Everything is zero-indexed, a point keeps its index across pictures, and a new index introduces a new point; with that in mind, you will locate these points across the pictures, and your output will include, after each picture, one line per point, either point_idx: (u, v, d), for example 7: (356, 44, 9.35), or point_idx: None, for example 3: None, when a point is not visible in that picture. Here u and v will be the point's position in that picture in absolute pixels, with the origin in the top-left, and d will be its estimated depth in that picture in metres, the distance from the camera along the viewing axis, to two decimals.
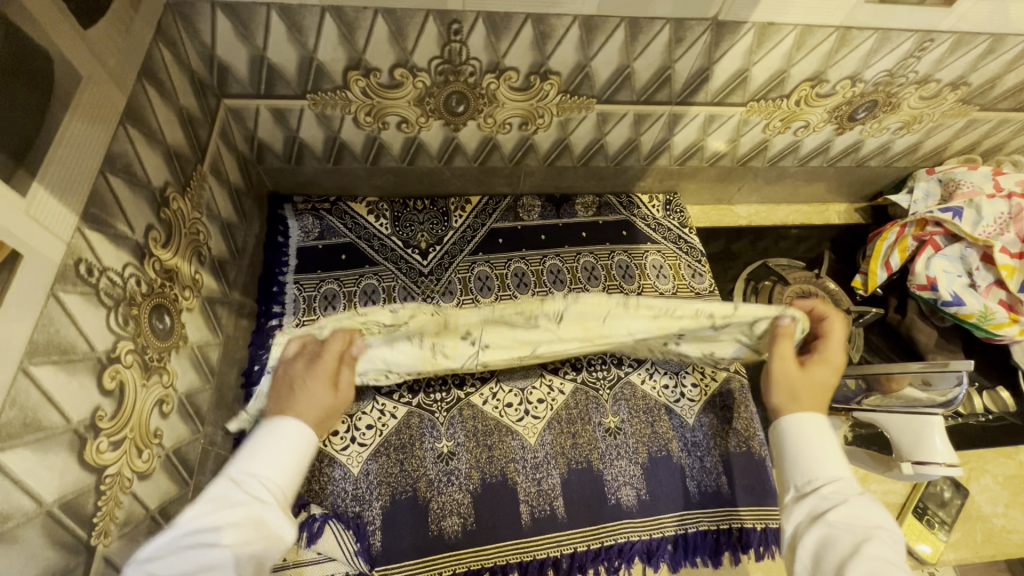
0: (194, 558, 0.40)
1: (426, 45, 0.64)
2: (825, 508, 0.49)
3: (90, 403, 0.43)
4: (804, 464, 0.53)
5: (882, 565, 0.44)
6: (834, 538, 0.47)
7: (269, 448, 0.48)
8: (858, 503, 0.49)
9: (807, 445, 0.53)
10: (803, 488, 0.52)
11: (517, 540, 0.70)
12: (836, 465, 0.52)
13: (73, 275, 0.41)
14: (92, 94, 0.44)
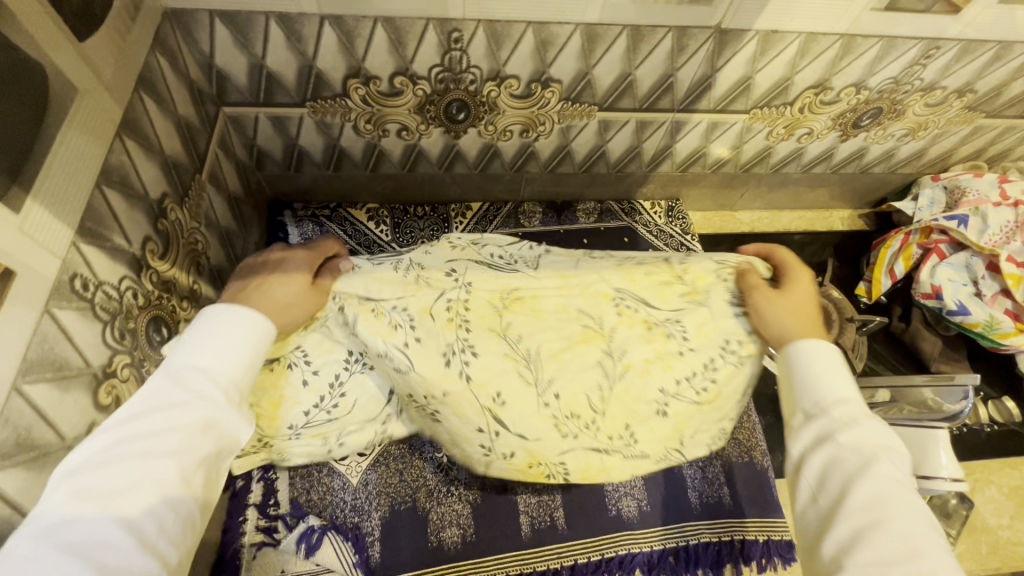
0: (146, 463, 0.37)
1: (426, 53, 0.64)
2: (835, 429, 0.46)
3: (85, 419, 0.42)
4: (810, 385, 0.49)
5: (886, 489, 0.42)
6: (841, 458, 0.44)
7: (214, 344, 0.43)
8: (867, 425, 0.45)
9: (813, 366, 0.49)
10: (811, 410, 0.48)
11: (517, 552, 0.69)
12: (842, 384, 0.48)
13: (69, 290, 0.41)
14: (89, 107, 0.43)
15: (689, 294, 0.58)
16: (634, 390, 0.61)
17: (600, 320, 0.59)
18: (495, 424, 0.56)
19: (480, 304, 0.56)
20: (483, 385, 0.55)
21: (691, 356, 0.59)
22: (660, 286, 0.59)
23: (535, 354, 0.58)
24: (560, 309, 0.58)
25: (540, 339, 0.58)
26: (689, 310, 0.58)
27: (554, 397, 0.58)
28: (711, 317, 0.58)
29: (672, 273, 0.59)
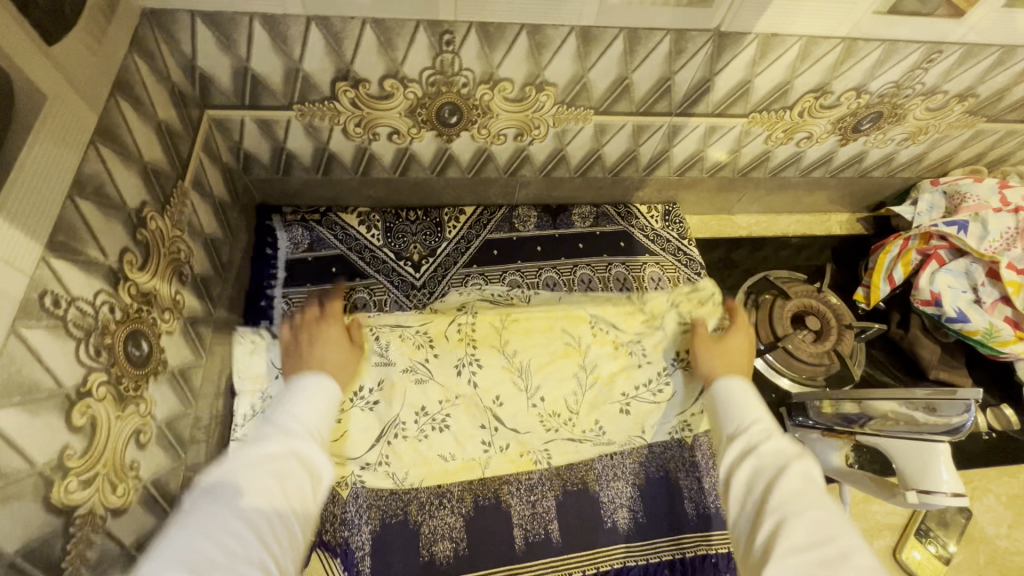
0: (270, 472, 0.45)
1: (417, 55, 0.62)
2: (755, 442, 0.53)
3: (58, 442, 0.41)
4: (731, 415, 0.58)
5: (803, 483, 0.47)
6: (762, 465, 0.51)
7: (308, 400, 0.54)
8: (778, 438, 0.53)
9: (730, 398, 0.60)
10: (734, 433, 0.56)
11: (510, 566, 0.68)
12: (755, 408, 0.57)
13: (38, 309, 0.39)
14: (60, 114, 0.41)
15: (647, 321, 0.77)
16: (603, 391, 0.74)
17: (580, 339, 0.75)
18: (493, 420, 0.72)
19: (482, 329, 0.74)
20: (483, 391, 0.72)
21: (647, 366, 0.75)
22: (625, 313, 0.77)
23: (523, 368, 0.74)
24: (542, 329, 0.75)
25: (529, 356, 0.74)
26: (648, 333, 0.76)
27: (538, 399, 0.73)
28: (662, 337, 0.76)
29: (635, 305, 0.78)
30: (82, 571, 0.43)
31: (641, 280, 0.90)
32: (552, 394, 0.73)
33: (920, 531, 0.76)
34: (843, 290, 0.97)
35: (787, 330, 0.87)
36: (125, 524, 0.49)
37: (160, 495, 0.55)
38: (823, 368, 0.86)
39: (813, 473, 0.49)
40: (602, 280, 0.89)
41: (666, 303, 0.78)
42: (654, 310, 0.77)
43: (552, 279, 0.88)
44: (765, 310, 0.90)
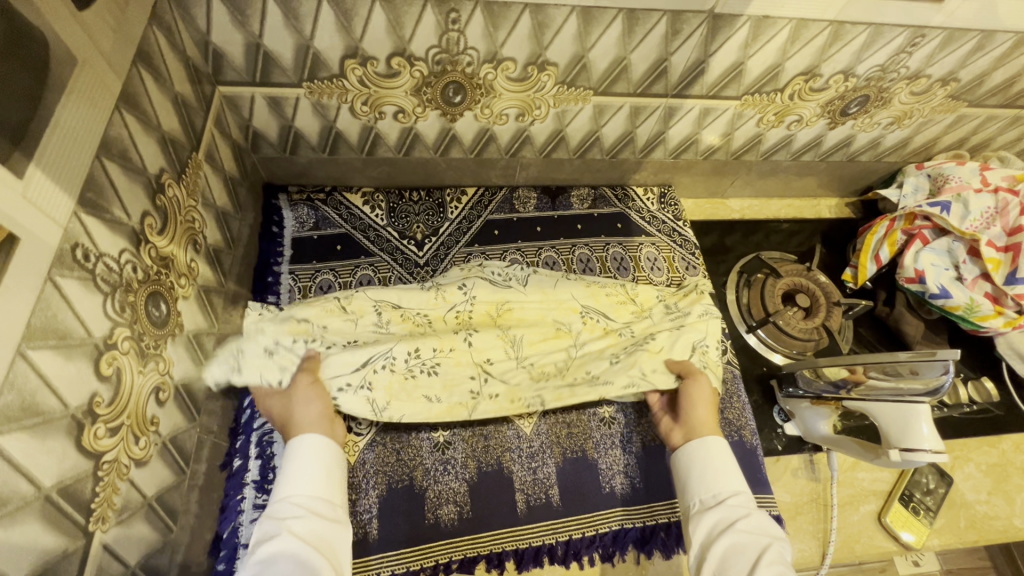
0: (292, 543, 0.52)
1: (424, 34, 0.64)
2: (733, 517, 0.60)
3: (88, 389, 0.43)
4: (710, 483, 0.64)
5: (780, 567, 0.54)
6: (740, 542, 0.57)
7: (301, 473, 0.59)
8: (756, 516, 0.60)
9: (711, 462, 0.66)
10: (709, 501, 0.63)
11: (512, 528, 0.70)
12: (738, 480, 0.64)
13: (70, 259, 0.41)
14: (90, 77, 0.43)
15: (637, 311, 0.82)
16: (589, 352, 0.77)
17: (571, 327, 0.78)
18: (486, 372, 0.73)
19: (483, 309, 0.76)
20: (482, 359, 0.73)
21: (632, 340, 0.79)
22: (614, 303, 0.81)
23: (519, 340, 0.75)
24: (536, 316, 0.78)
25: (527, 330, 0.76)
26: (638, 320, 0.81)
27: (532, 362, 0.75)
28: (651, 322, 0.81)
29: (626, 296, 0.82)
30: (110, 514, 0.46)
31: (638, 259, 0.93)
32: (547, 360, 0.76)
33: (904, 497, 0.79)
34: (831, 270, 1.00)
35: (778, 307, 0.91)
36: (146, 476, 0.52)
37: (178, 453, 0.57)
38: (813, 343, 0.89)
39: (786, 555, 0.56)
40: (599, 259, 0.91)
41: (654, 297, 0.84)
42: (643, 303, 0.83)
43: (550, 258, 0.90)
44: (757, 288, 0.94)
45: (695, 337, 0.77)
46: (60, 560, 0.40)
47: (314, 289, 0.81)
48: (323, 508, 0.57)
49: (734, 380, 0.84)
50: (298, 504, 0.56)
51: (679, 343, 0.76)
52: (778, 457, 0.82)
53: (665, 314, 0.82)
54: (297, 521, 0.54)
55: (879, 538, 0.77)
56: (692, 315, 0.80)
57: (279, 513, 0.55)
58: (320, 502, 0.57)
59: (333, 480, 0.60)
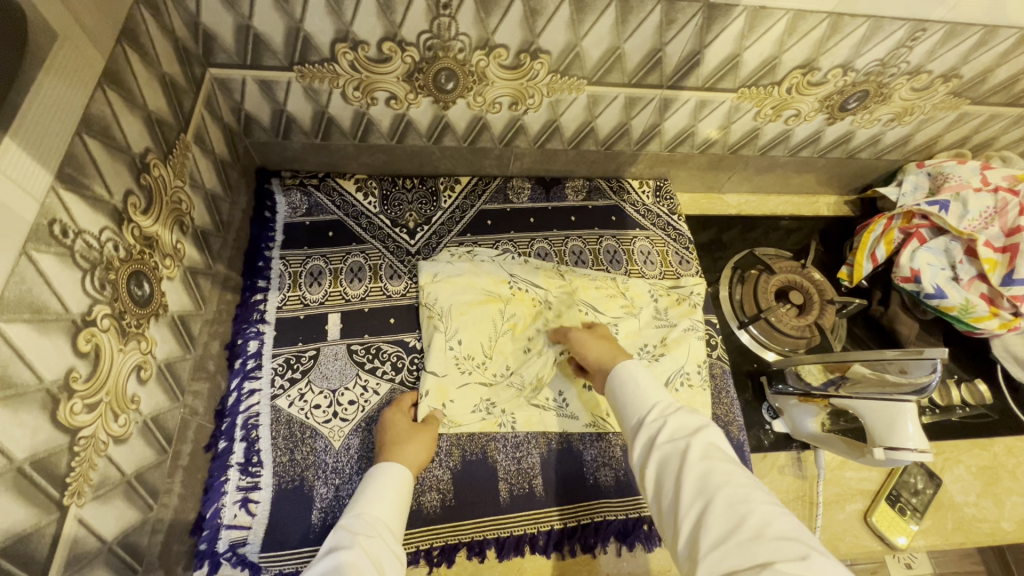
0: (342, 552, 0.52)
1: (414, 19, 0.63)
2: (654, 431, 0.57)
3: (64, 364, 0.43)
4: (632, 405, 0.62)
5: (708, 465, 0.50)
6: (666, 456, 0.54)
7: (376, 496, 0.60)
8: (675, 420, 0.57)
9: (625, 387, 0.64)
10: (636, 423, 0.60)
11: (494, 517, 0.70)
12: (653, 394, 0.61)
13: (47, 235, 0.41)
14: (70, 52, 0.43)
15: (626, 307, 0.83)
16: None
17: (566, 322, 0.80)
18: (471, 368, 0.76)
19: (478, 299, 0.79)
20: (470, 354, 0.77)
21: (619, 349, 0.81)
22: (606, 297, 0.83)
23: (507, 335, 0.79)
24: (533, 311, 0.80)
25: (519, 330, 0.79)
26: (625, 318, 0.82)
27: (513, 365, 0.77)
28: (638, 324, 0.83)
29: (618, 289, 0.84)
30: (86, 489, 0.46)
31: (631, 253, 0.92)
32: (533, 354, 0.78)
33: (891, 496, 0.78)
34: (828, 268, 0.99)
35: (770, 303, 0.90)
36: (125, 453, 0.52)
37: (160, 431, 0.58)
38: (805, 341, 0.88)
39: (716, 444, 0.53)
40: (592, 252, 0.91)
41: (647, 292, 0.85)
42: (634, 297, 0.84)
43: (543, 249, 0.90)
44: (750, 284, 0.93)
45: (672, 370, 0.79)
46: (32, 531, 0.40)
47: (304, 275, 0.80)
48: (389, 535, 0.57)
49: (725, 375, 0.84)
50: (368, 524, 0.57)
51: (652, 376, 0.79)
52: (765, 454, 0.82)
53: (653, 318, 0.83)
54: (366, 538, 0.55)
55: (864, 537, 0.77)
56: (677, 331, 0.82)
57: (353, 527, 0.56)
58: (388, 534, 0.57)
59: (402, 517, 0.61)
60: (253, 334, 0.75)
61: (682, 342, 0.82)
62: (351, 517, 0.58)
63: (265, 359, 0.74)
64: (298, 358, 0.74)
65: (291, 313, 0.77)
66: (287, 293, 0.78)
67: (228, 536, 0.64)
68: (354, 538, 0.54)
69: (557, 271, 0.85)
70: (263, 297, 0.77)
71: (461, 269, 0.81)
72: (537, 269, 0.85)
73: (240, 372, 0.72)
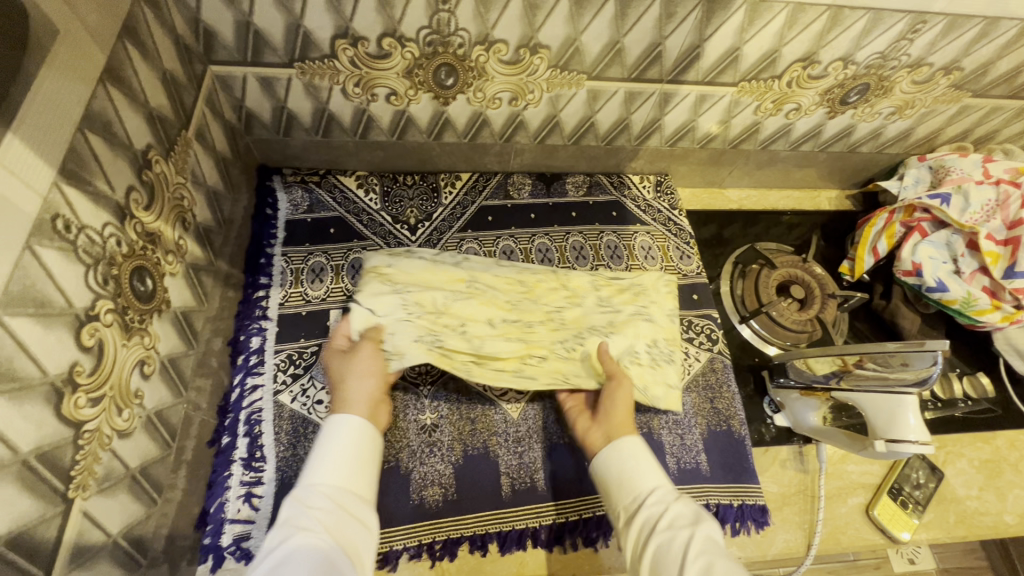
0: (304, 534, 0.49)
1: (414, 15, 0.64)
2: (654, 517, 0.57)
3: (68, 358, 0.43)
4: (627, 486, 0.61)
5: (711, 558, 0.51)
6: (666, 545, 0.54)
7: (331, 460, 0.57)
8: (675, 508, 0.57)
9: (623, 464, 0.63)
10: (631, 508, 0.60)
11: (496, 510, 0.70)
12: (651, 474, 0.62)
13: (50, 230, 0.42)
14: (72, 49, 0.43)
15: (570, 296, 0.77)
16: (535, 341, 0.72)
17: (525, 321, 0.73)
18: (418, 314, 0.70)
19: (439, 277, 0.74)
20: (421, 299, 0.71)
21: (564, 331, 0.74)
22: (548, 291, 0.77)
23: (468, 305, 0.72)
24: (502, 299, 0.74)
25: (484, 306, 0.73)
26: (569, 304, 0.76)
27: (469, 329, 0.71)
28: (585, 311, 0.77)
29: (560, 281, 0.78)
30: (91, 482, 0.46)
31: (631, 249, 0.92)
32: (492, 328, 0.72)
33: (892, 490, 0.78)
34: (829, 263, 0.99)
35: (772, 298, 0.90)
36: (129, 447, 0.52)
37: (164, 426, 0.58)
38: (806, 335, 0.88)
39: (715, 536, 0.54)
40: (593, 247, 0.91)
41: (588, 283, 0.79)
42: (575, 289, 0.78)
43: (543, 245, 0.90)
44: (752, 279, 0.93)
45: (625, 344, 0.74)
46: (37, 524, 0.41)
47: (306, 272, 0.80)
48: (348, 499, 0.55)
49: (726, 370, 0.84)
50: (326, 495, 0.54)
51: (602, 348, 0.73)
52: (767, 448, 0.82)
53: (597, 304, 0.77)
54: (324, 513, 0.52)
55: (866, 531, 0.77)
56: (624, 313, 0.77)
57: (309, 500, 0.53)
58: (351, 500, 0.55)
59: (365, 472, 0.59)
60: (255, 330, 0.75)
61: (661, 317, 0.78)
62: (306, 487, 0.55)
63: (267, 355, 0.74)
64: (301, 354, 0.74)
65: (293, 309, 0.77)
66: (289, 291, 0.78)
67: (232, 530, 0.64)
68: (314, 516, 0.52)
69: (519, 278, 0.77)
70: (265, 294, 0.77)
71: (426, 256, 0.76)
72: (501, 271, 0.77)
73: (243, 368, 0.72)
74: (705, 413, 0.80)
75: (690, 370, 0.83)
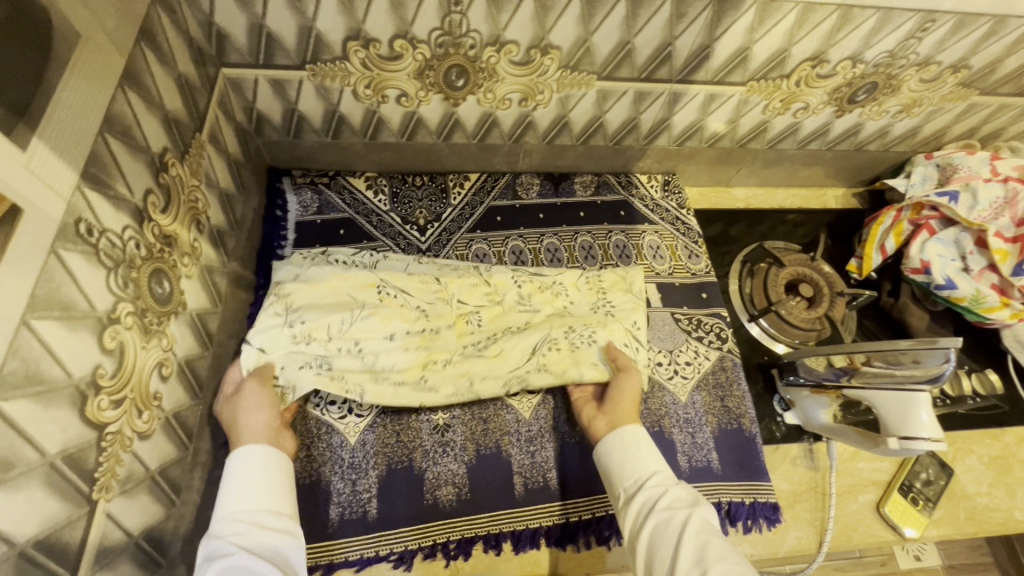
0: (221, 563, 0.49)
1: (426, 16, 0.64)
2: (654, 497, 0.59)
3: (92, 361, 0.44)
4: (630, 468, 0.63)
5: (707, 537, 0.53)
6: (663, 523, 0.56)
7: (239, 489, 0.56)
8: (675, 491, 0.60)
9: (626, 448, 0.65)
10: (631, 489, 0.62)
11: (510, 509, 0.71)
12: (654, 459, 0.64)
13: (74, 234, 0.42)
14: (93, 53, 0.44)
15: (489, 295, 0.79)
16: (439, 348, 0.74)
17: (432, 326, 0.75)
18: (312, 343, 0.69)
19: (335, 296, 0.73)
20: (315, 328, 0.70)
21: (479, 333, 0.77)
22: (468, 286, 0.79)
23: (368, 322, 0.72)
24: (402, 310, 0.74)
25: (383, 321, 0.73)
26: (487, 306, 0.78)
27: (367, 348, 0.71)
28: (500, 309, 0.79)
29: (479, 277, 0.80)
30: (113, 484, 0.47)
31: (640, 248, 0.92)
32: (392, 343, 0.72)
33: (903, 487, 0.78)
34: (837, 261, 1.00)
35: (781, 296, 0.91)
36: (149, 449, 0.53)
37: (181, 428, 0.58)
38: (815, 333, 0.88)
39: (710, 519, 0.57)
40: (602, 247, 0.91)
41: (510, 278, 0.80)
42: (497, 285, 0.80)
43: (552, 245, 0.90)
44: (760, 278, 0.93)
45: (538, 337, 0.76)
46: (63, 526, 0.41)
47: None
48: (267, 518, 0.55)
49: (736, 368, 0.84)
50: (239, 519, 0.54)
51: (514, 345, 0.75)
52: (777, 446, 0.82)
53: (516, 302, 0.79)
54: (240, 537, 0.52)
55: (877, 528, 0.77)
56: (541, 313, 0.79)
57: (224, 531, 0.53)
58: (267, 516, 0.55)
59: (282, 490, 0.58)
60: None
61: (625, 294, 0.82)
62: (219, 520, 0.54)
63: None
64: None
65: None
66: None
67: None
68: (232, 544, 0.51)
69: (434, 277, 0.78)
70: None
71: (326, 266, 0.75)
72: (410, 275, 0.77)
73: None
74: (716, 412, 0.81)
75: (700, 367, 0.83)
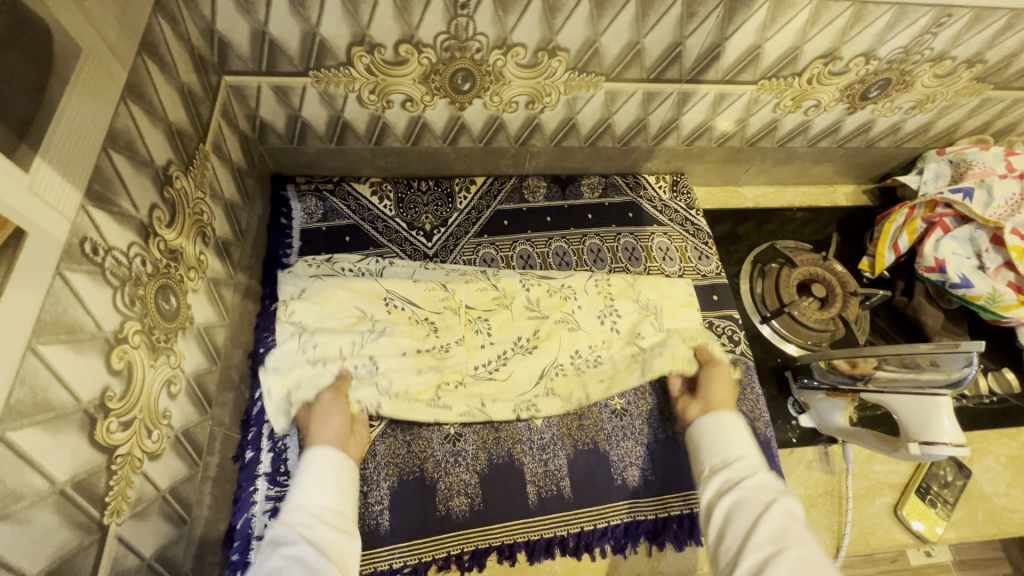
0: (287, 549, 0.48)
1: (432, 20, 0.62)
2: (738, 477, 0.58)
3: (100, 383, 0.43)
4: (720, 448, 0.63)
5: (785, 522, 0.51)
6: (742, 501, 0.55)
7: (315, 484, 0.56)
8: (763, 475, 0.58)
9: (717, 433, 0.65)
10: (718, 466, 0.61)
11: (523, 519, 0.70)
12: (743, 445, 0.62)
13: (79, 253, 0.41)
14: (94, 68, 0.43)
15: (498, 298, 0.77)
16: (451, 369, 0.73)
17: (441, 345, 0.73)
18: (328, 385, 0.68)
19: (344, 321, 0.70)
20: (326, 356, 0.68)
21: (491, 346, 0.75)
22: (475, 291, 0.77)
23: (378, 351, 0.70)
24: (410, 332, 0.72)
25: (393, 347, 0.71)
26: (497, 312, 0.76)
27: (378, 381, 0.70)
28: (510, 317, 0.76)
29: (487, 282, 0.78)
30: (124, 507, 0.46)
31: (650, 251, 0.91)
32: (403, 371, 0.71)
33: (920, 489, 0.77)
34: (848, 260, 0.98)
35: (793, 297, 0.89)
36: (160, 468, 0.52)
37: (190, 445, 0.58)
38: (829, 334, 0.87)
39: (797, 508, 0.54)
40: (610, 250, 0.90)
41: (518, 281, 0.78)
42: (505, 289, 0.78)
43: (560, 248, 0.89)
44: (771, 278, 0.92)
45: (545, 358, 0.75)
46: (75, 553, 0.40)
47: None
48: (335, 520, 0.54)
49: (749, 372, 0.83)
50: (308, 513, 0.53)
51: (525, 367, 0.74)
52: (792, 450, 0.81)
53: (525, 309, 0.77)
54: (309, 530, 0.51)
55: (894, 531, 0.76)
56: (548, 322, 0.77)
57: (296, 519, 0.52)
58: (332, 514, 0.54)
59: (347, 491, 0.58)
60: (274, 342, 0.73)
61: (676, 323, 0.81)
62: (292, 508, 0.54)
63: None
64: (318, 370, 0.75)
65: None
66: None
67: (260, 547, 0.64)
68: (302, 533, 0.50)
69: (440, 284, 0.76)
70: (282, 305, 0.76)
71: (331, 286, 0.72)
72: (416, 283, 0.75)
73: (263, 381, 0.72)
74: None
75: None
